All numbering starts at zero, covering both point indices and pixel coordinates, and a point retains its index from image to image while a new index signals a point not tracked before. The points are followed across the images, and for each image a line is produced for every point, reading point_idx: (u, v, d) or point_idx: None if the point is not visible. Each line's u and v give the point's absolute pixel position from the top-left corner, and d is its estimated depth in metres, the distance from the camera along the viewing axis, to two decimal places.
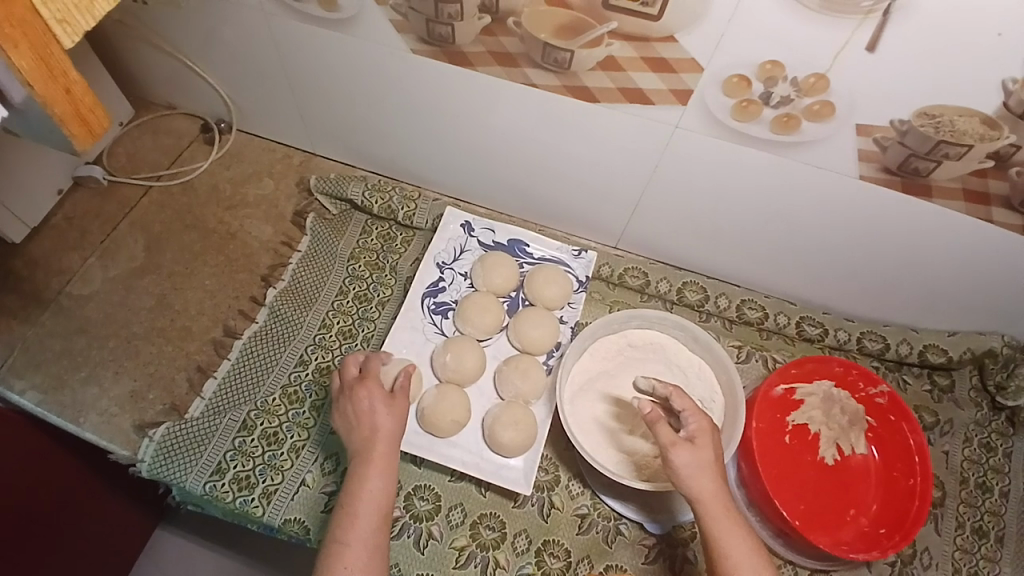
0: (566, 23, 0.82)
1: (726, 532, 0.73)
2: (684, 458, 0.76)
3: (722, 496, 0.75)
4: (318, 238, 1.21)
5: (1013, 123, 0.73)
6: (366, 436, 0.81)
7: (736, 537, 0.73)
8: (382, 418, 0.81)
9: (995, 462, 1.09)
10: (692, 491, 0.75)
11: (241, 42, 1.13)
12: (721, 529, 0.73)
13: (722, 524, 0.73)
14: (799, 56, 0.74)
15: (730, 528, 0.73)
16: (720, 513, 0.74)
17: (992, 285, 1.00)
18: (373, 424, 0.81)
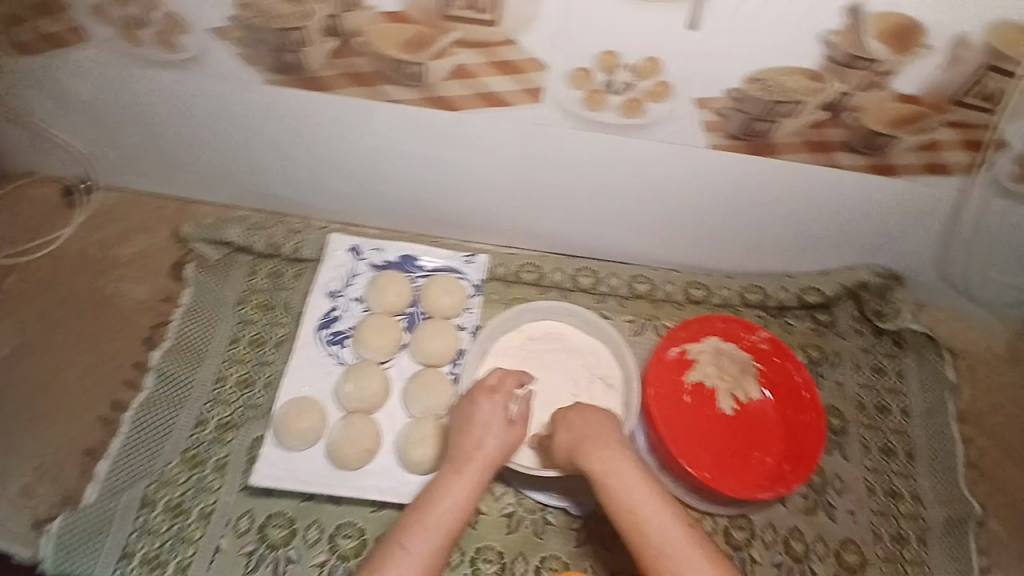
0: (411, 36, 0.81)
1: (629, 495, 0.81)
2: (583, 434, 0.87)
3: (623, 465, 0.83)
4: (200, 289, 1.16)
5: (836, 72, 0.79)
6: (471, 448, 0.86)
7: (641, 497, 0.81)
8: (491, 440, 0.86)
9: (888, 383, 1.17)
10: (593, 464, 0.84)
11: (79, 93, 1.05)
12: (620, 490, 0.82)
13: (624, 486, 0.82)
14: (630, 45, 0.78)
15: (634, 489, 0.81)
16: (621, 478, 0.82)
17: (850, 223, 1.09)
18: (479, 444, 0.85)
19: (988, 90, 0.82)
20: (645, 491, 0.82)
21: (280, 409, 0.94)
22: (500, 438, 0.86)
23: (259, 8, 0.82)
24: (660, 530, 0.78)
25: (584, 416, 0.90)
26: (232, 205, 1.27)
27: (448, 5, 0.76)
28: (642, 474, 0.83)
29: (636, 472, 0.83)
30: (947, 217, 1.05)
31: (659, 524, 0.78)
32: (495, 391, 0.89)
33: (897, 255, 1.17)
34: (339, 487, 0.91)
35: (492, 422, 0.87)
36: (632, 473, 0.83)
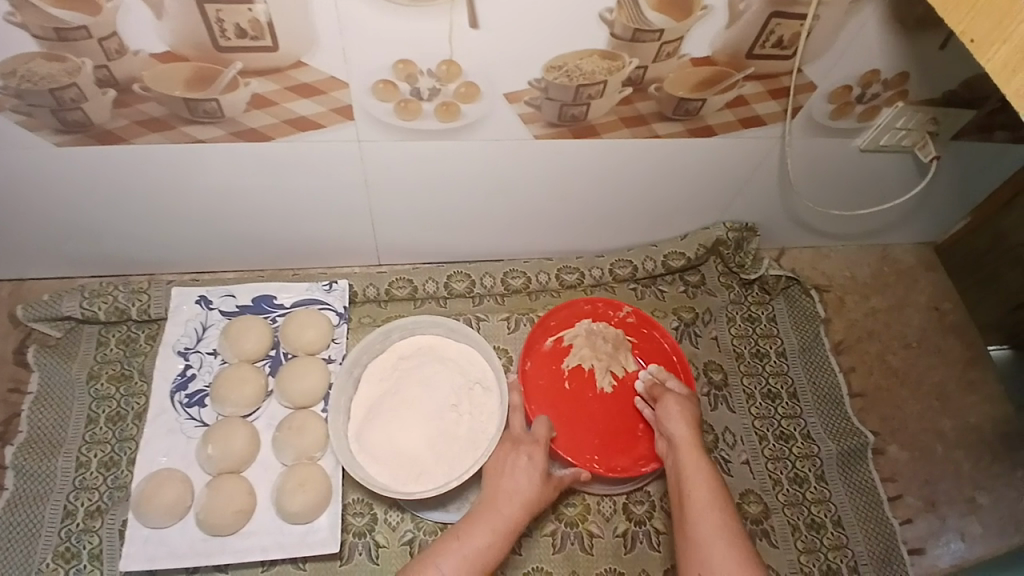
0: (192, 74, 0.77)
1: (691, 468, 0.89)
2: (674, 419, 0.95)
3: (694, 446, 0.91)
4: (45, 372, 1.07)
5: (628, 48, 0.81)
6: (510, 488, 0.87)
7: (695, 472, 0.88)
8: (524, 485, 0.88)
9: (762, 330, 1.22)
10: (681, 442, 0.92)
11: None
12: (688, 463, 0.89)
13: (685, 459, 0.90)
14: (422, 50, 0.77)
15: (689, 465, 0.89)
16: (689, 451, 0.91)
17: (699, 185, 1.12)
18: (511, 486, 0.87)
19: (780, 39, 0.84)
20: (704, 466, 0.89)
21: (138, 489, 0.92)
22: (535, 482, 0.88)
23: (24, 72, 0.76)
24: (704, 505, 0.84)
25: (667, 400, 0.98)
26: (70, 274, 1.18)
27: (219, 37, 0.73)
28: (704, 453, 0.91)
29: (700, 447, 0.91)
30: (776, 166, 1.09)
31: (706, 499, 0.84)
32: (524, 442, 0.93)
33: (752, 208, 1.20)
34: (219, 554, 0.90)
35: (523, 464, 0.90)
36: (698, 449, 0.91)
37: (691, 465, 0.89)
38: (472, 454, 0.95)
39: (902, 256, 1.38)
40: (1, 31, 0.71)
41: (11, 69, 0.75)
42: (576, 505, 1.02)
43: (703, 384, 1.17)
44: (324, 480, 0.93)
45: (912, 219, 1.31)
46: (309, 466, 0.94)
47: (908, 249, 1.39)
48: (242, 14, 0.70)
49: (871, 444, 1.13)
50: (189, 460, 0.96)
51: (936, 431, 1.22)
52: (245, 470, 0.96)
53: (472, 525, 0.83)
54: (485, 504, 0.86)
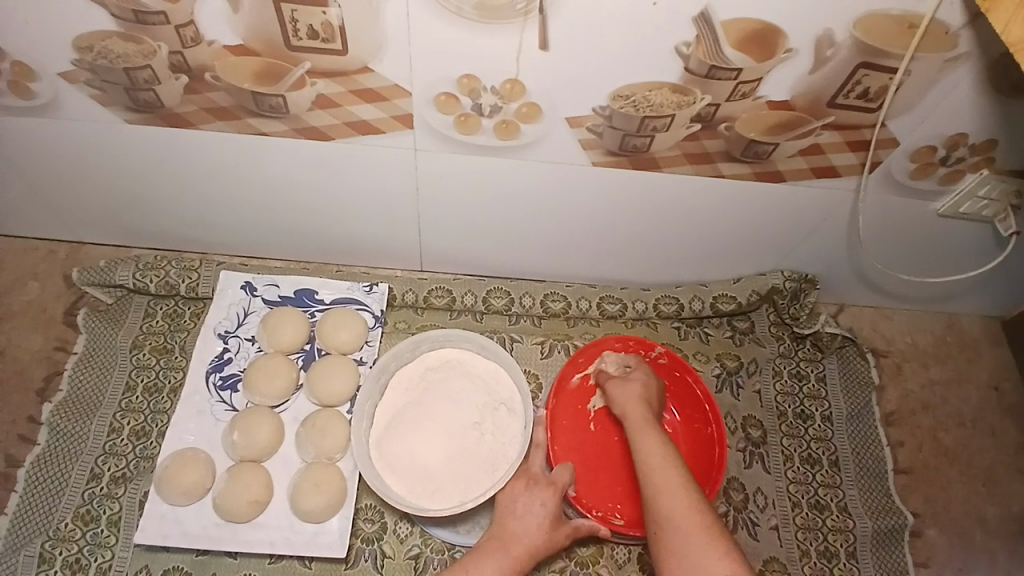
0: (260, 69, 0.79)
1: (642, 436, 0.86)
2: (624, 390, 0.94)
3: (642, 414, 0.90)
4: (94, 336, 1.10)
5: (701, 84, 0.77)
6: (515, 533, 0.86)
7: (646, 440, 0.86)
8: (532, 528, 0.87)
9: (808, 389, 1.15)
10: (630, 414, 0.90)
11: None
12: (638, 432, 0.87)
13: (636, 429, 0.88)
14: (487, 67, 0.76)
15: (640, 433, 0.87)
16: (639, 421, 0.89)
17: (757, 230, 1.07)
18: (518, 531, 0.86)
19: (866, 90, 0.79)
20: (655, 431, 0.87)
21: (163, 465, 0.93)
22: (541, 529, 0.87)
23: (100, 49, 0.79)
24: (659, 470, 0.82)
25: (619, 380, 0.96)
26: (126, 243, 1.22)
27: (291, 37, 0.74)
28: (655, 422, 0.89)
29: (648, 416, 0.89)
30: (845, 219, 1.03)
31: (660, 464, 0.82)
32: (537, 481, 0.91)
33: (812, 258, 1.14)
34: (228, 543, 0.91)
35: (536, 510, 0.88)
36: (648, 419, 0.89)
37: (642, 432, 0.87)
38: (490, 476, 0.92)
39: (970, 328, 1.28)
40: (85, 9, 0.74)
41: (88, 44, 0.79)
42: (590, 547, 0.98)
43: (739, 439, 1.11)
44: (339, 483, 0.93)
45: (986, 291, 1.21)
46: (327, 466, 0.94)
47: (977, 322, 1.29)
48: (315, 15, 0.71)
49: (910, 525, 1.06)
50: (214, 443, 0.97)
51: (981, 520, 1.12)
52: (265, 461, 0.96)
53: (479, 561, 0.83)
54: (494, 542, 0.85)
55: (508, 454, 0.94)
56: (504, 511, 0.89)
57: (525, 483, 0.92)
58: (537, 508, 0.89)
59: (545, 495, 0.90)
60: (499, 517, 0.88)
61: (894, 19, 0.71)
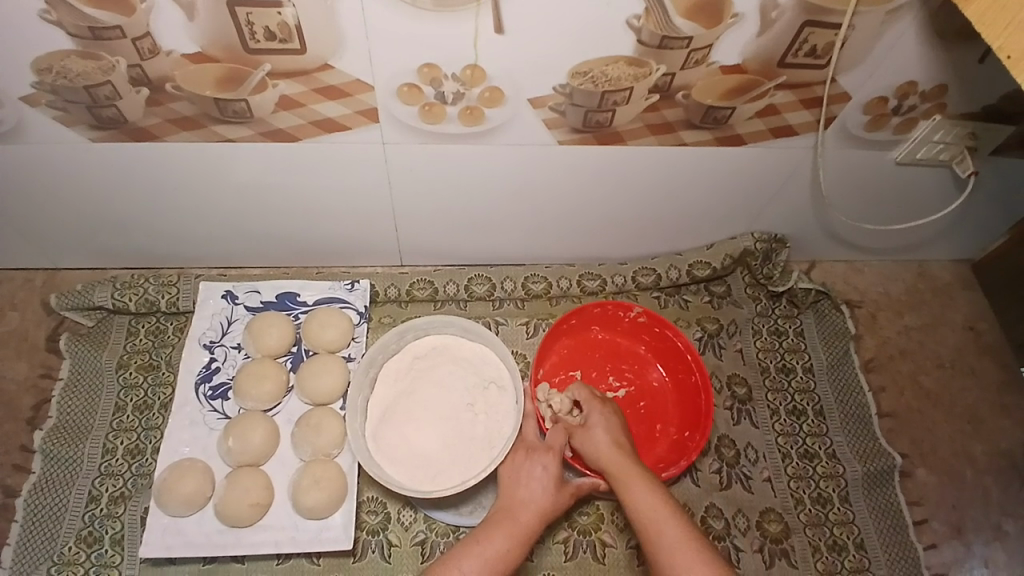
0: (222, 75, 0.79)
1: (631, 486, 0.84)
2: (597, 433, 0.91)
3: (622, 460, 0.87)
4: (78, 360, 1.09)
5: (655, 55, 0.79)
6: (519, 500, 0.87)
7: (637, 490, 0.83)
8: (538, 494, 0.88)
9: (788, 344, 1.19)
10: (613, 462, 0.87)
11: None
12: (626, 481, 0.84)
13: (621, 480, 0.85)
14: (445, 57, 0.78)
15: (630, 483, 0.84)
16: (621, 469, 0.86)
17: (726, 195, 1.10)
18: (525, 499, 0.87)
19: (813, 48, 0.82)
20: (642, 480, 0.84)
21: (161, 476, 0.93)
22: (547, 493, 0.88)
23: (59, 69, 0.79)
24: (661, 524, 0.79)
25: (588, 427, 0.93)
26: (105, 265, 1.22)
27: (248, 39, 0.75)
28: (640, 467, 0.86)
29: (629, 463, 0.87)
30: (809, 177, 1.07)
31: (662, 519, 0.79)
32: (533, 449, 0.92)
33: (781, 218, 1.18)
34: (232, 547, 0.91)
35: (538, 475, 0.90)
36: (629, 463, 0.87)
37: (628, 473, 0.85)
38: (488, 452, 0.94)
39: (939, 274, 1.33)
40: (39, 29, 0.74)
41: (47, 65, 0.79)
42: (590, 514, 1.01)
43: (726, 398, 1.14)
44: (340, 477, 0.93)
45: (950, 235, 1.26)
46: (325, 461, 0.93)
47: (945, 266, 1.34)
48: (271, 17, 0.72)
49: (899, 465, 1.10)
50: (211, 451, 0.97)
51: (966, 456, 1.17)
52: (263, 464, 0.96)
53: (490, 532, 0.84)
54: (502, 513, 0.86)
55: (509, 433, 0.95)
56: (505, 481, 0.90)
57: (521, 453, 0.93)
58: (538, 475, 0.90)
59: (542, 460, 0.91)
60: (503, 485, 0.90)
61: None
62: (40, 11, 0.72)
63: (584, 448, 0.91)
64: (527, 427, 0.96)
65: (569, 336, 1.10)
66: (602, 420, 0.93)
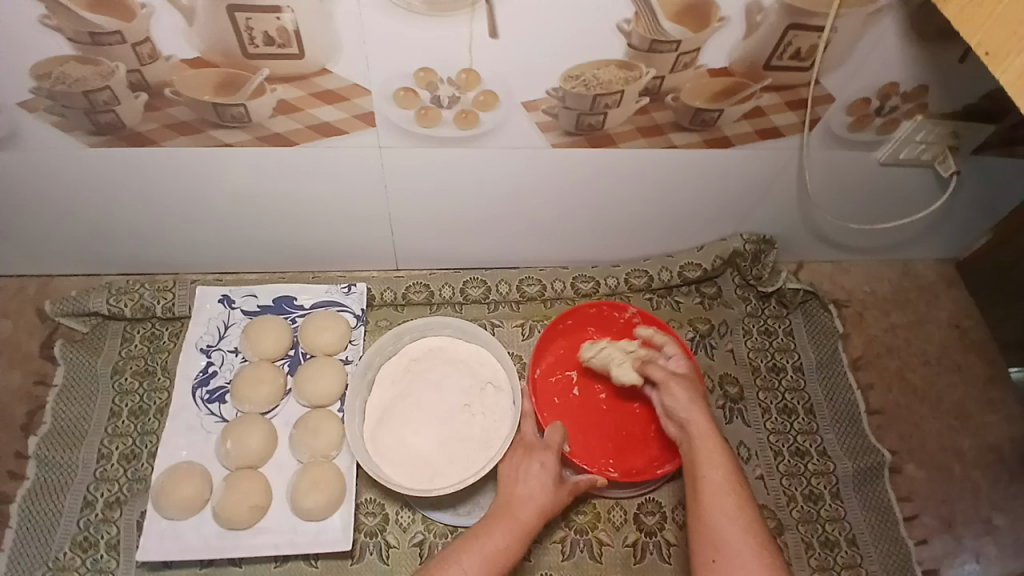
0: (220, 80, 0.80)
1: (708, 458, 0.85)
2: (677, 401, 0.91)
3: (711, 431, 0.88)
4: (72, 366, 1.09)
5: (644, 58, 0.82)
6: (517, 497, 0.87)
7: (712, 461, 0.84)
8: (535, 490, 0.88)
9: (778, 343, 1.21)
10: (695, 427, 0.89)
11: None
12: (703, 450, 0.86)
13: (703, 448, 0.86)
14: (440, 61, 0.80)
15: (706, 453, 0.85)
16: (705, 438, 0.87)
17: (715, 196, 1.12)
18: (523, 495, 0.87)
19: (798, 50, 0.85)
20: (723, 454, 0.85)
21: (158, 480, 0.93)
22: (545, 489, 0.88)
23: (57, 74, 0.80)
24: (728, 500, 0.80)
25: (671, 383, 0.93)
26: (99, 272, 1.22)
27: (247, 45, 0.76)
28: (723, 440, 0.87)
29: (714, 433, 0.88)
30: (795, 178, 1.10)
31: (728, 496, 0.81)
32: (532, 447, 0.93)
33: (769, 219, 1.21)
34: (231, 551, 0.91)
35: (536, 471, 0.90)
36: (712, 435, 0.87)
37: (706, 440, 0.87)
38: (486, 452, 0.95)
39: (924, 273, 1.36)
40: (39, 35, 0.75)
41: (45, 71, 0.80)
42: (587, 513, 1.02)
43: (719, 397, 1.16)
44: (338, 479, 0.93)
45: (933, 235, 1.29)
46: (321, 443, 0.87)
47: (930, 266, 1.37)
48: (271, 22, 0.73)
49: (888, 462, 1.13)
50: (208, 455, 0.97)
51: (955, 451, 1.19)
52: (261, 467, 0.96)
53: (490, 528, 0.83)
54: (500, 509, 0.86)
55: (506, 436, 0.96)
56: (503, 478, 0.91)
57: (521, 452, 0.93)
58: (534, 472, 0.90)
59: (541, 458, 0.92)
60: (502, 482, 0.90)
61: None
62: (41, 17, 0.73)
63: (674, 408, 0.92)
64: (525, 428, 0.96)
65: (565, 335, 1.11)
66: (678, 388, 0.93)
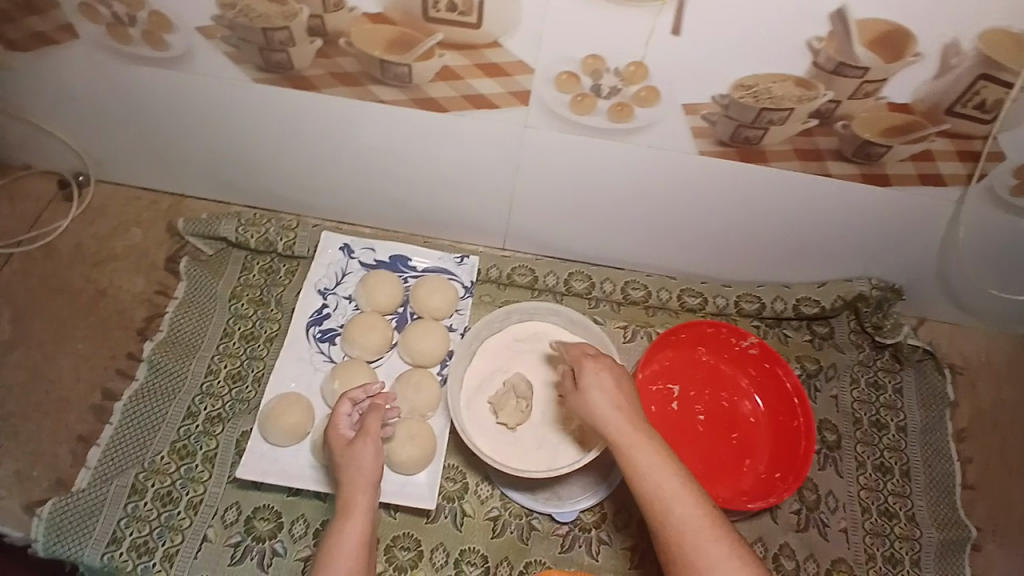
0: (395, 37, 0.82)
1: (636, 455, 0.82)
2: (599, 396, 0.87)
3: (623, 427, 0.84)
4: (193, 282, 1.15)
5: (826, 79, 0.78)
6: (353, 481, 0.83)
7: (645, 455, 0.82)
8: (358, 476, 0.83)
9: (885, 399, 1.15)
10: (613, 430, 0.85)
11: (66, 83, 1.03)
12: (628, 448, 0.83)
13: (637, 443, 0.83)
14: (612, 49, 0.78)
15: (635, 450, 0.82)
16: (632, 433, 0.83)
17: (855, 231, 1.06)
18: (354, 480, 0.83)
19: (982, 102, 0.80)
20: (651, 448, 0.82)
21: (267, 405, 0.97)
22: (364, 479, 0.83)
23: (243, 6, 0.83)
24: (680, 497, 0.79)
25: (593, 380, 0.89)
26: (227, 200, 1.27)
27: (430, 7, 0.77)
28: (641, 432, 0.84)
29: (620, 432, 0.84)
30: (946, 230, 1.02)
31: (680, 492, 0.79)
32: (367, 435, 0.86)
33: (901, 267, 1.14)
34: (321, 485, 0.94)
35: (365, 465, 0.84)
36: (630, 430, 0.84)
37: (635, 444, 0.83)
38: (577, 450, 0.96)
39: None
40: None
41: (232, 0, 0.83)
42: None
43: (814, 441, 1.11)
44: (431, 438, 0.95)
45: None
46: (344, 404, 0.90)
47: None
48: None
49: (972, 539, 1.06)
50: (314, 391, 1.01)
51: None
52: None
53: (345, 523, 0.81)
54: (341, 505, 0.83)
55: (362, 463, 0.84)
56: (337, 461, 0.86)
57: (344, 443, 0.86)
58: (368, 458, 0.85)
59: (366, 440, 0.85)
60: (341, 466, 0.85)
61: (1017, 36, 0.72)
62: None
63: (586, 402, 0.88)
64: (344, 427, 0.88)
65: (676, 348, 1.09)
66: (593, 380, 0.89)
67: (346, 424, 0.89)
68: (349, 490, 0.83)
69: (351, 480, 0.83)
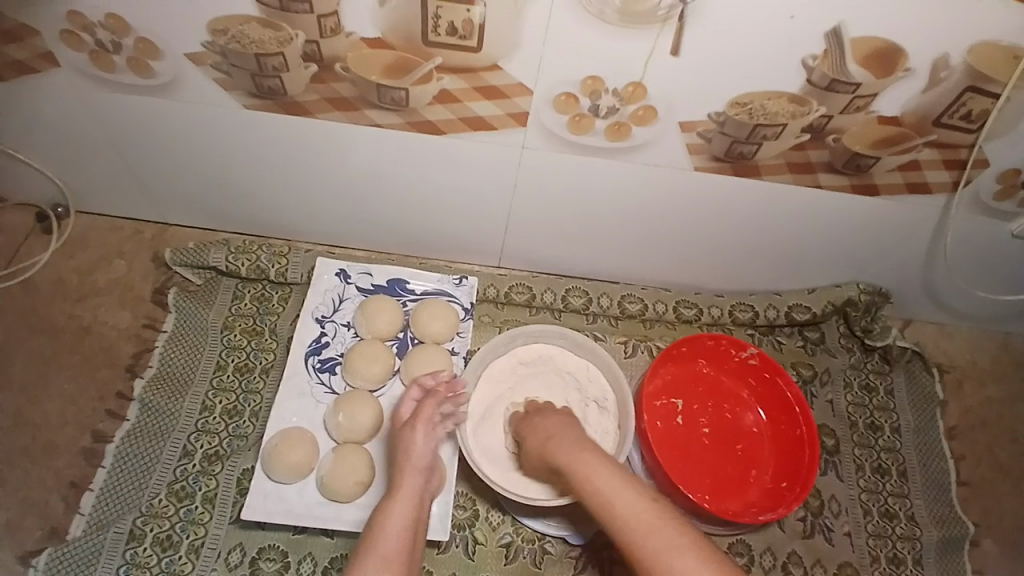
0: (393, 62, 0.81)
1: (588, 469, 0.80)
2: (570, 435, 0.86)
3: (575, 448, 0.83)
4: (183, 315, 1.12)
5: (819, 96, 0.80)
6: (405, 463, 0.85)
7: (594, 469, 0.80)
8: (413, 457, 0.85)
9: (879, 401, 1.17)
10: (567, 448, 0.83)
11: (46, 112, 0.99)
12: (583, 467, 0.81)
13: (585, 461, 0.81)
14: (611, 71, 0.79)
15: (586, 466, 0.81)
16: (582, 451, 0.82)
17: (844, 239, 1.08)
18: (406, 463, 0.85)
19: (969, 112, 0.83)
20: (602, 461, 0.81)
21: (270, 441, 0.94)
22: (417, 460, 0.85)
23: (235, 33, 0.82)
24: (625, 498, 0.77)
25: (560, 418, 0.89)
26: (214, 227, 1.24)
27: (429, 32, 0.77)
28: (595, 447, 0.83)
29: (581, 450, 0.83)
30: (931, 235, 1.06)
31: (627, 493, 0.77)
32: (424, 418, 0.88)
33: (889, 272, 1.17)
34: (330, 521, 0.92)
35: (419, 445, 0.86)
36: (585, 446, 0.83)
37: (585, 461, 0.81)
38: None
39: None
40: None
41: (225, 27, 0.81)
42: None
43: None
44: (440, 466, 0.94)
45: None
46: (413, 389, 0.93)
47: None
48: (459, 13, 0.74)
49: (972, 535, 1.07)
50: (316, 424, 0.99)
51: None
52: (365, 443, 0.98)
53: (389, 505, 0.82)
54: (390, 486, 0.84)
55: (414, 446, 0.86)
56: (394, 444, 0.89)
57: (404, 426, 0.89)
58: (423, 439, 0.87)
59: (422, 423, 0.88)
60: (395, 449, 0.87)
61: (1005, 48, 0.75)
62: None
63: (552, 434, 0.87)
64: (406, 410, 0.92)
65: (678, 362, 1.10)
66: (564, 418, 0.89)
67: (408, 408, 0.92)
68: (399, 473, 0.84)
69: (402, 463, 0.85)
